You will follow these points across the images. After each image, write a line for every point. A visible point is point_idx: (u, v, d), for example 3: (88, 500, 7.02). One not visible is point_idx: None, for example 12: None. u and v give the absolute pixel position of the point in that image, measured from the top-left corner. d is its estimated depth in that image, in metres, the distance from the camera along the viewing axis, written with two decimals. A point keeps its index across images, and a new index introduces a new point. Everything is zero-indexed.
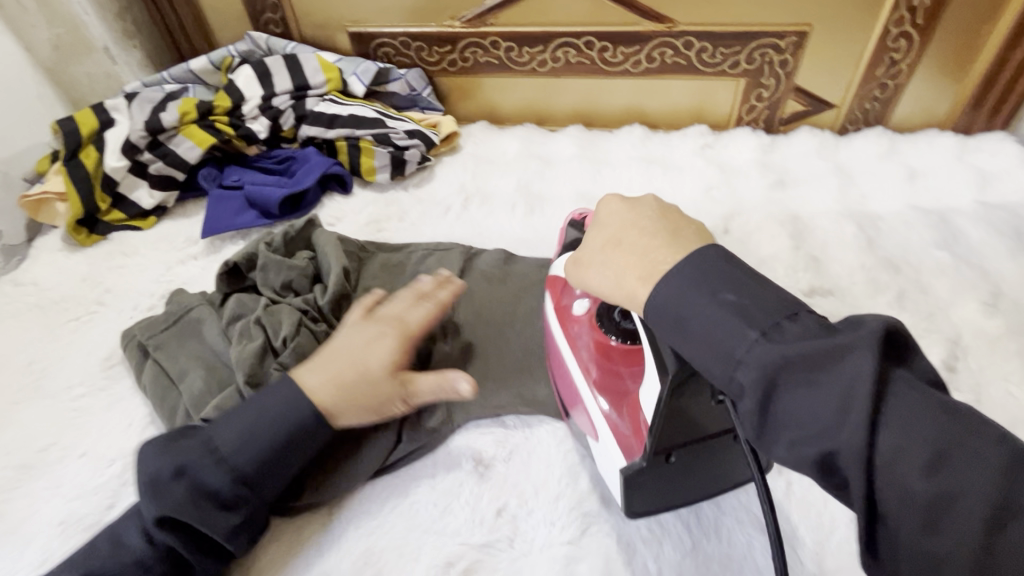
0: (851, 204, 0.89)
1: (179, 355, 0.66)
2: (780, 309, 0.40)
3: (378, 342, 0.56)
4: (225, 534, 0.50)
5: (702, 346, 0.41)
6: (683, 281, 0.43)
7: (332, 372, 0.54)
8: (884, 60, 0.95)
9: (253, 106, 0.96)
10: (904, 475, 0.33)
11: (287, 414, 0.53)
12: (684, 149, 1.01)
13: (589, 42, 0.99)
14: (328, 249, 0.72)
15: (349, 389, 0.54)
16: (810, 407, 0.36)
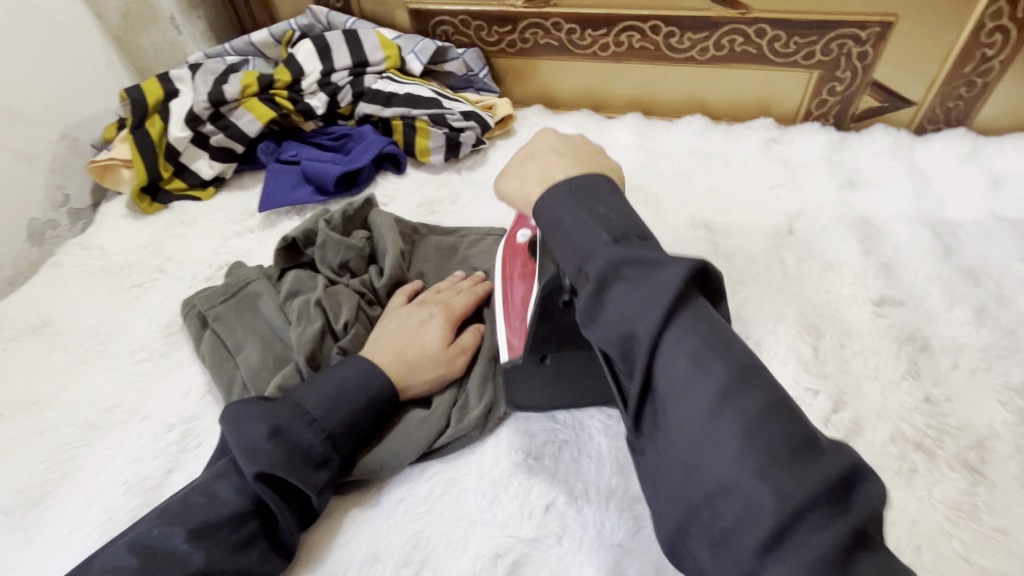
0: (927, 208, 0.84)
1: (237, 327, 0.67)
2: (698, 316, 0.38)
3: (427, 323, 0.64)
4: (316, 490, 0.51)
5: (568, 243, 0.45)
6: (557, 197, 0.46)
7: (398, 352, 0.61)
8: (975, 56, 0.89)
9: (312, 81, 0.95)
10: (752, 485, 0.32)
11: (364, 382, 0.57)
12: (747, 143, 0.97)
13: (655, 26, 0.95)
14: (385, 231, 0.72)
15: (410, 360, 0.61)
16: (691, 406, 0.35)
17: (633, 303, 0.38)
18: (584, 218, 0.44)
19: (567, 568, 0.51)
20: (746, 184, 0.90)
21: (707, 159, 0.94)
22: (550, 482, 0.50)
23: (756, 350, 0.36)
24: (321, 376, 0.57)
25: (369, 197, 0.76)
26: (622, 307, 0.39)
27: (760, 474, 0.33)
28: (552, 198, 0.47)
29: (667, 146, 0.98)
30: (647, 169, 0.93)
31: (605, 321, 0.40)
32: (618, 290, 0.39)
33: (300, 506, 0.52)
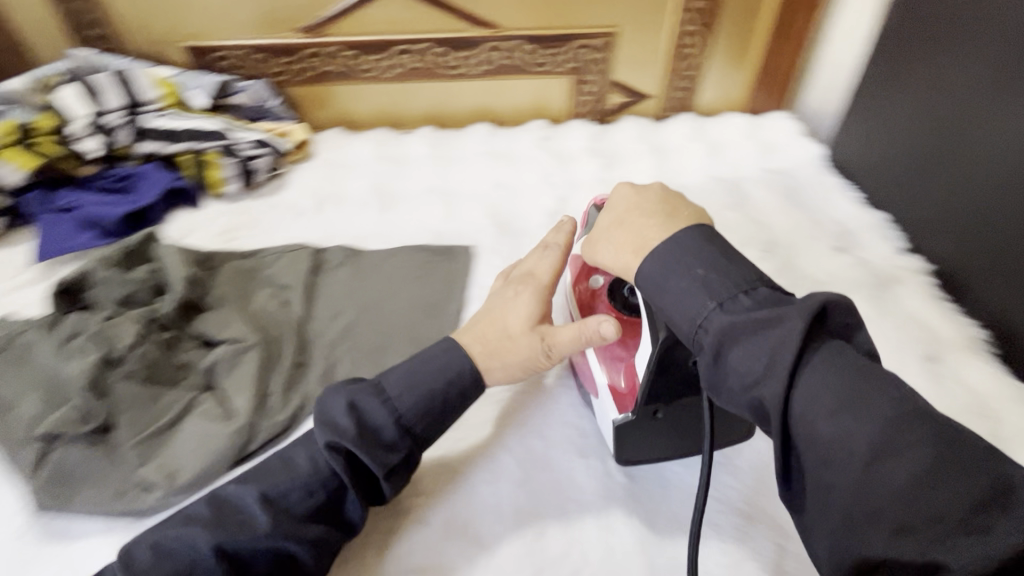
0: (665, 178, 1.03)
1: (11, 381, 0.64)
2: (739, 285, 0.46)
3: (515, 300, 0.60)
4: (303, 515, 0.51)
5: (681, 300, 0.47)
6: (650, 268, 0.50)
7: (482, 339, 0.58)
8: (681, 55, 1.11)
9: (81, 125, 0.92)
10: (887, 471, 0.37)
11: (441, 365, 0.56)
12: (525, 142, 1.11)
13: (427, 48, 1.06)
14: (171, 261, 0.74)
15: (492, 342, 0.58)
16: (846, 431, 0.39)
17: (660, 266, 0.49)
18: (692, 282, 0.47)
19: (377, 526, 0.59)
20: (524, 177, 1.03)
21: (492, 159, 1.06)
22: (633, 432, 0.58)
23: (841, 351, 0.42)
24: (418, 354, 0.57)
25: (151, 233, 0.77)
26: (665, 280, 0.49)
27: (892, 475, 0.37)
28: (651, 265, 0.50)
29: (458, 151, 1.09)
30: (440, 174, 1.03)
31: (730, 381, 0.44)
32: (645, 263, 0.50)
33: (371, 484, 0.55)
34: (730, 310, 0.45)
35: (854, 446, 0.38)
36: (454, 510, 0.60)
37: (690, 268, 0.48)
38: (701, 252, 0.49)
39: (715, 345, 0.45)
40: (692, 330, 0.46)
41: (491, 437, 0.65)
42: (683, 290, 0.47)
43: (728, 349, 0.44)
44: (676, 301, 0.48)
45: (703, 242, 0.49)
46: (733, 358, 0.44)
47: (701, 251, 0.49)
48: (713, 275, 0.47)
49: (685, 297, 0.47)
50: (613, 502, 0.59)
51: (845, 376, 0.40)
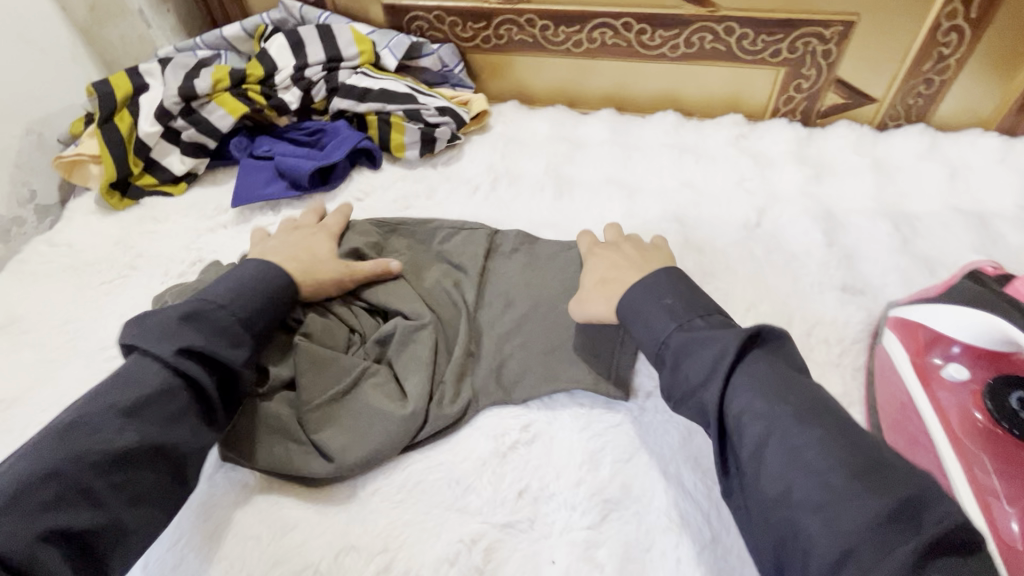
0: (887, 201, 0.87)
1: None
2: (701, 310, 0.51)
3: (312, 238, 0.73)
4: (241, 365, 0.56)
5: (647, 326, 0.53)
6: (637, 294, 0.54)
7: (288, 255, 0.68)
8: (933, 55, 0.92)
9: (286, 76, 0.95)
10: (832, 481, 0.39)
11: (253, 278, 0.61)
12: (717, 138, 0.99)
13: (627, 24, 0.97)
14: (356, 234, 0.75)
15: (300, 261, 0.68)
16: (795, 446, 0.41)
17: (640, 298, 0.54)
18: (668, 305, 0.52)
19: (538, 552, 0.53)
20: (715, 179, 0.91)
21: (679, 154, 0.96)
22: None
23: (756, 353, 0.47)
24: (223, 276, 0.61)
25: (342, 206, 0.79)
26: (640, 308, 0.54)
27: (853, 496, 0.38)
28: (633, 296, 0.55)
29: (640, 141, 1.00)
30: (620, 164, 0.95)
31: (682, 390, 0.48)
32: (632, 290, 0.55)
33: (227, 383, 0.56)
34: (689, 328, 0.50)
35: (789, 441, 0.41)
36: (628, 557, 0.52)
37: (663, 295, 0.53)
38: (674, 280, 0.54)
39: (667, 355, 0.50)
40: (657, 351, 0.51)
41: (673, 481, 0.56)
42: (662, 311, 0.52)
43: (683, 358, 0.48)
44: (647, 318, 0.53)
45: (650, 288, 0.54)
46: (689, 368, 0.48)
47: (660, 308, 0.52)
48: (676, 303, 0.52)
49: (660, 317, 0.52)
50: None
51: (782, 396, 0.44)
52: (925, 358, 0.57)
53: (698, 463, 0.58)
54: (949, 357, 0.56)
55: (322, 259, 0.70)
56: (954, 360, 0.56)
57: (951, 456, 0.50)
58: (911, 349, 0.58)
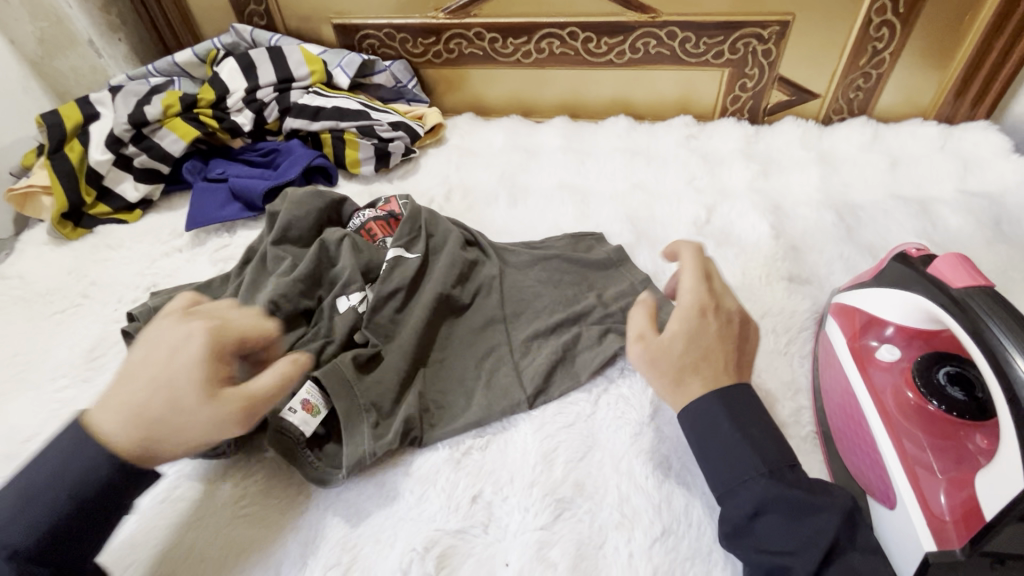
0: (832, 192, 0.90)
1: None
2: (784, 459, 0.48)
3: (182, 347, 0.45)
4: None
5: (717, 466, 0.49)
6: (708, 406, 0.50)
7: (137, 411, 0.43)
8: (867, 50, 0.95)
9: (237, 98, 0.96)
10: None
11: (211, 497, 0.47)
12: (668, 140, 1.01)
13: (573, 33, 0.99)
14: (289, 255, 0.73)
15: (151, 416, 0.43)
16: None
17: (714, 422, 0.49)
18: (740, 441, 0.48)
19: (492, 554, 0.53)
20: (667, 180, 0.93)
21: (630, 157, 0.97)
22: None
23: (833, 492, 0.47)
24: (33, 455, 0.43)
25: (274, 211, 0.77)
26: (716, 423, 0.49)
27: None
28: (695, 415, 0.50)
29: (594, 146, 1.02)
30: (574, 170, 0.96)
31: (750, 543, 0.45)
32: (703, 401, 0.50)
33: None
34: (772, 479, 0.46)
35: (809, 546, 0.43)
36: (581, 554, 0.52)
37: (743, 427, 0.49)
38: (739, 399, 0.50)
39: (752, 508, 0.45)
40: (728, 488, 0.47)
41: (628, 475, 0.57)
42: (731, 446, 0.48)
43: (763, 518, 0.45)
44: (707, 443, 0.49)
45: (722, 408, 0.50)
46: (767, 524, 0.45)
47: (729, 441, 0.48)
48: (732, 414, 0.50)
49: (732, 457, 0.48)
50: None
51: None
52: (861, 342, 0.59)
53: (649, 457, 0.58)
54: (884, 339, 0.58)
55: (184, 407, 0.43)
56: (885, 343, 0.58)
57: (882, 432, 0.52)
58: (848, 333, 0.60)
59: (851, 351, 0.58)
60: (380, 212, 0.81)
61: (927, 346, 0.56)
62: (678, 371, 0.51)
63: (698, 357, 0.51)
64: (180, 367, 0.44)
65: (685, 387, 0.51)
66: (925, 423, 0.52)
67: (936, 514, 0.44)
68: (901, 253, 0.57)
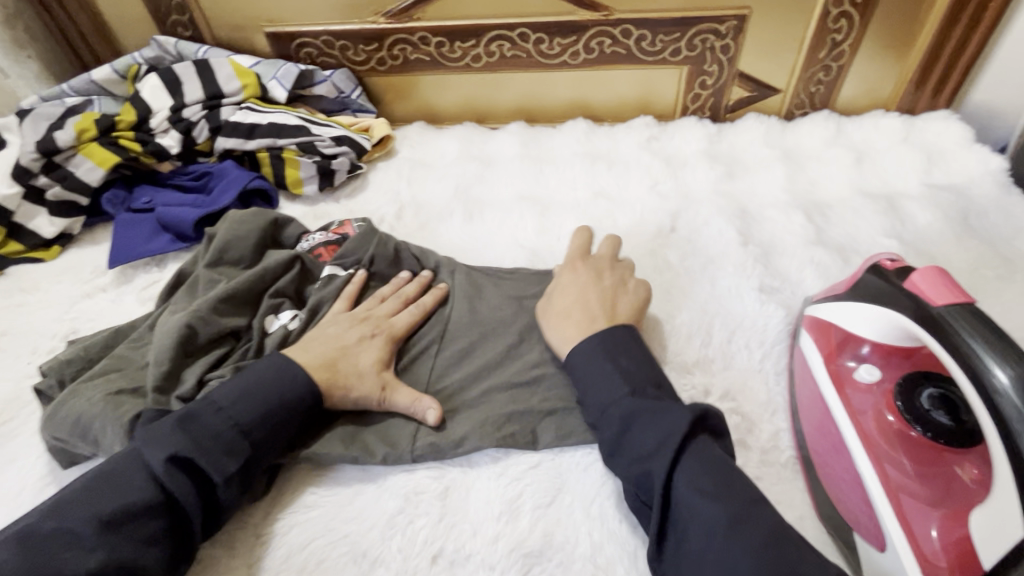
0: (799, 191, 0.87)
1: (58, 408, 0.57)
2: (648, 382, 0.54)
3: (369, 341, 0.61)
4: None
5: (599, 388, 0.54)
6: (588, 346, 0.57)
7: (329, 359, 0.58)
8: (826, 42, 0.93)
9: (162, 119, 0.88)
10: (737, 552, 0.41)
11: (281, 378, 0.55)
12: (629, 142, 0.97)
13: (524, 34, 0.94)
14: (221, 272, 0.69)
15: (339, 367, 0.58)
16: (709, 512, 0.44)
17: (590, 353, 0.56)
18: (610, 371, 0.55)
19: None
20: (629, 186, 0.89)
21: (590, 163, 0.93)
22: None
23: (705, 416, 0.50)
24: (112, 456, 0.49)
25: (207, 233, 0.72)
26: (591, 362, 0.56)
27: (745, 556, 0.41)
28: (578, 355, 0.57)
29: (552, 153, 0.97)
30: (532, 179, 0.91)
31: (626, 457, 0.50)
32: (581, 344, 0.57)
33: None
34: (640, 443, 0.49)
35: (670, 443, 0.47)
36: None
37: (615, 359, 0.56)
38: (616, 339, 0.57)
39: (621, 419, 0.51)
40: (601, 413, 0.53)
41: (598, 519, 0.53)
42: (604, 375, 0.54)
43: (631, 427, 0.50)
44: (596, 385, 0.54)
45: (605, 355, 0.56)
46: (635, 437, 0.50)
47: (604, 368, 0.55)
48: (625, 363, 0.55)
49: (608, 385, 0.54)
50: None
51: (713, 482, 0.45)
52: (838, 363, 0.55)
53: (621, 499, 0.54)
54: (861, 358, 0.55)
55: (363, 372, 0.58)
56: (864, 363, 0.54)
57: (866, 462, 0.48)
58: (824, 352, 0.56)
59: (828, 371, 0.55)
60: (331, 235, 0.75)
61: (907, 363, 0.53)
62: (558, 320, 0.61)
63: (571, 305, 0.62)
64: (374, 348, 0.61)
65: (563, 332, 0.60)
66: (910, 450, 0.49)
67: (930, 557, 0.42)
68: (876, 265, 0.54)
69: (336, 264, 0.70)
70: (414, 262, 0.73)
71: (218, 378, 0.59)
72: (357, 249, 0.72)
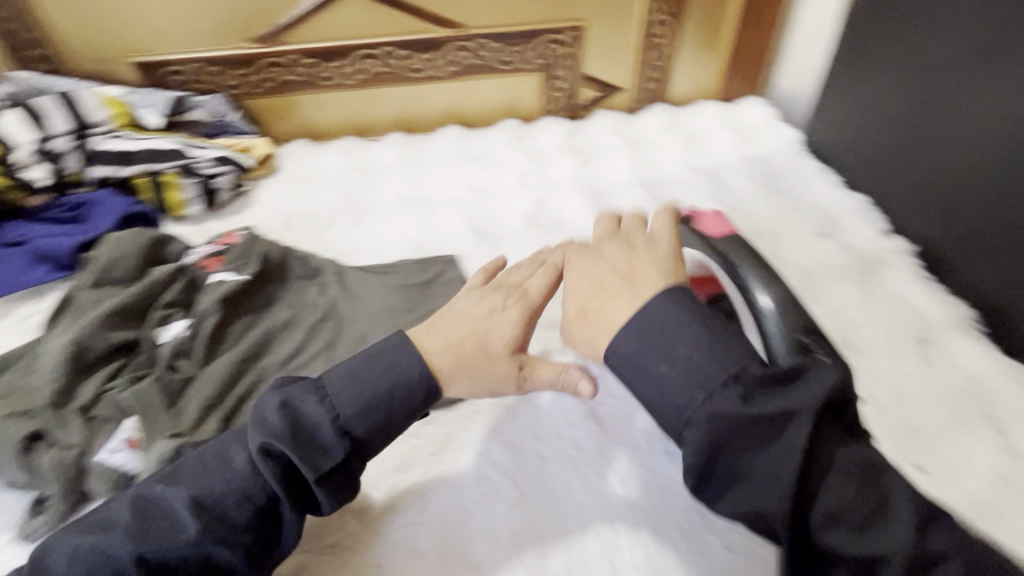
0: (643, 171, 1.01)
1: None
2: (728, 367, 0.42)
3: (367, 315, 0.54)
4: None
5: (659, 389, 0.43)
6: (624, 346, 0.45)
7: None
8: (652, 46, 1.09)
9: (26, 151, 0.86)
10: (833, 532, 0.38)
11: (392, 367, 0.49)
12: (498, 142, 1.08)
13: (390, 52, 1.02)
14: (105, 292, 0.70)
15: None
16: (770, 467, 0.39)
17: (635, 353, 0.45)
18: (670, 367, 0.43)
19: None
20: (500, 180, 1.00)
21: (464, 164, 1.03)
22: None
23: (820, 374, 0.42)
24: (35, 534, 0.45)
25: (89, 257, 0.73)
26: (646, 366, 0.44)
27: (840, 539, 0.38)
28: (622, 346, 0.45)
29: (430, 157, 1.05)
30: (412, 182, 1.00)
31: (737, 479, 0.40)
32: (615, 342, 0.46)
33: None
34: (719, 399, 0.41)
35: (763, 432, 0.40)
36: None
37: (670, 351, 0.43)
38: (668, 321, 0.45)
39: (705, 440, 0.40)
40: (678, 423, 0.42)
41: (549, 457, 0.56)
42: (665, 379, 0.43)
43: (727, 445, 0.40)
44: (659, 386, 0.43)
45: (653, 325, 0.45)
46: (739, 450, 0.40)
47: (670, 368, 0.43)
48: (697, 353, 0.43)
49: (675, 387, 0.42)
50: (616, 514, 0.51)
51: (798, 459, 0.38)
52: None
53: None
54: None
55: None
56: None
57: None
58: None
59: None
60: (217, 246, 0.78)
61: None
62: (589, 333, 0.49)
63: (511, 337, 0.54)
64: None
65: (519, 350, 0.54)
66: None
67: None
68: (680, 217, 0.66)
69: (225, 271, 0.74)
70: (301, 265, 0.80)
71: (112, 390, 0.62)
72: (243, 255, 0.76)
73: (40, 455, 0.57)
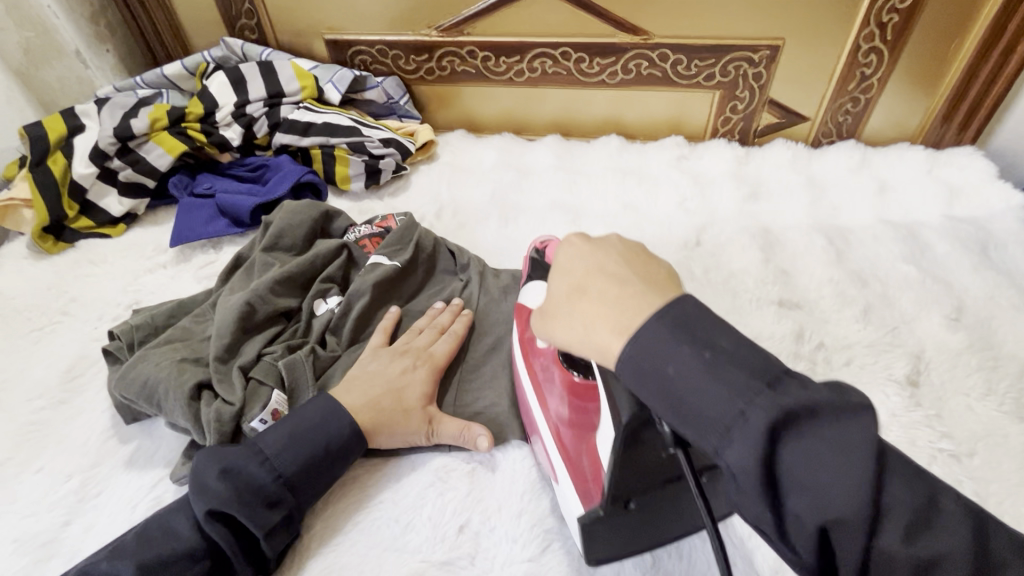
0: (822, 216, 0.90)
1: (125, 374, 0.62)
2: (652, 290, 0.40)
3: (411, 373, 0.62)
4: None
5: (609, 313, 0.42)
6: (573, 250, 0.48)
7: (372, 400, 0.59)
8: (856, 75, 0.96)
9: (226, 113, 0.95)
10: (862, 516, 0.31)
11: (325, 419, 0.56)
12: (659, 160, 1.01)
13: (566, 52, 0.99)
14: (273, 256, 0.73)
15: (382, 409, 0.58)
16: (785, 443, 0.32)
17: (584, 266, 0.46)
18: (614, 281, 0.43)
19: None
20: (658, 201, 0.93)
21: (621, 177, 0.98)
22: (599, 530, 0.49)
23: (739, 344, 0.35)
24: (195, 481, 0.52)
25: (265, 221, 0.77)
26: (583, 283, 0.45)
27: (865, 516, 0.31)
28: (570, 254, 0.48)
29: (585, 165, 1.01)
30: (565, 189, 0.96)
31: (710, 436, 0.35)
32: (568, 247, 0.49)
33: None
34: (663, 318, 0.38)
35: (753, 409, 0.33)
36: None
37: (607, 263, 0.45)
38: (593, 246, 0.47)
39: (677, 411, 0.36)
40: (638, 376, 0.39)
41: (699, 560, 0.52)
42: (609, 292, 0.43)
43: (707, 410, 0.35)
44: (613, 325, 0.41)
45: (675, 334, 0.37)
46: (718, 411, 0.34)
47: (599, 282, 0.44)
48: (597, 289, 0.43)
49: (624, 316, 0.40)
50: None
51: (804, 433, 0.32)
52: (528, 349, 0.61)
53: None
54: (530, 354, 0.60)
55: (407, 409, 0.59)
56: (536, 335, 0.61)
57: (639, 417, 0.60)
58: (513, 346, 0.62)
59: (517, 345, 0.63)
60: (375, 228, 0.80)
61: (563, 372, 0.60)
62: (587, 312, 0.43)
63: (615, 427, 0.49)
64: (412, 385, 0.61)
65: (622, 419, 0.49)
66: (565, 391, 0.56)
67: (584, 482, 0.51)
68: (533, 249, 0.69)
69: (381, 254, 0.74)
70: (449, 259, 0.79)
71: (270, 354, 0.65)
72: (400, 240, 0.76)
73: (203, 406, 0.59)
